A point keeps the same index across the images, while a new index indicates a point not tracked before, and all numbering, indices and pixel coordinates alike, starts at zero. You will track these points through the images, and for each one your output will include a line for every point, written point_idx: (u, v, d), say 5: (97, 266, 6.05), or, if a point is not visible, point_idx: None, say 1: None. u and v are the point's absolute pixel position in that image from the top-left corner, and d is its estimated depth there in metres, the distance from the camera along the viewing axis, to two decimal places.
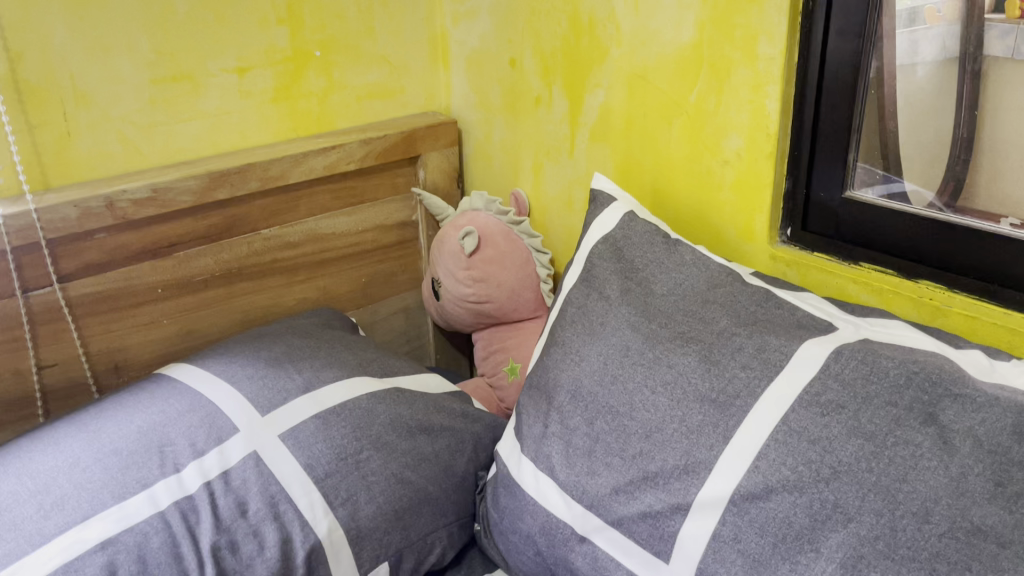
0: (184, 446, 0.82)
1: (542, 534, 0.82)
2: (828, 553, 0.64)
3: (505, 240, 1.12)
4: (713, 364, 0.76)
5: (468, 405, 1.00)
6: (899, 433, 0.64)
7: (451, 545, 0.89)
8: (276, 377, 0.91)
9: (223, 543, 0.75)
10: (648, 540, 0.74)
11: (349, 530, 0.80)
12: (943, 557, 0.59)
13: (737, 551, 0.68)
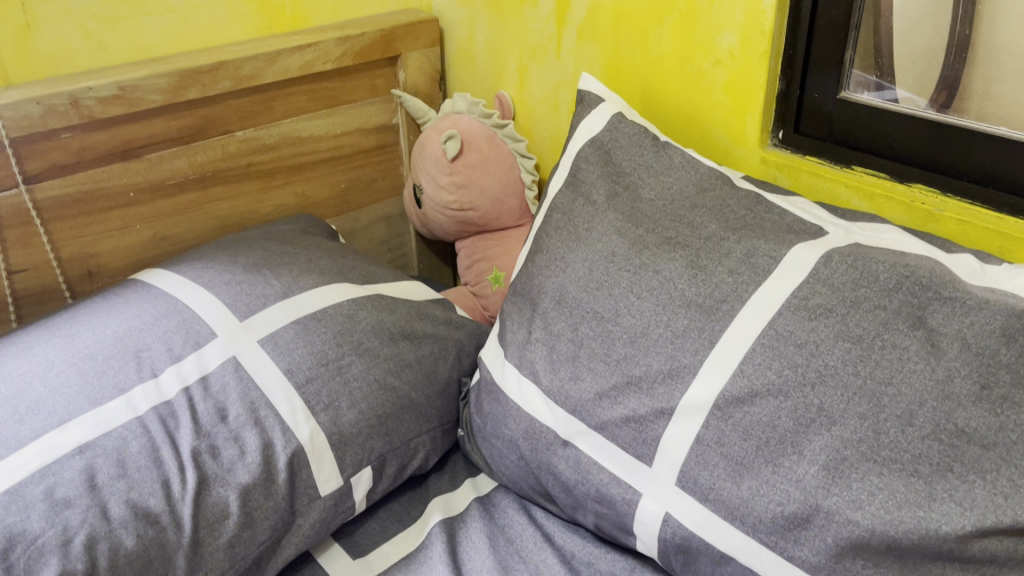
0: (161, 351, 0.80)
1: (525, 438, 0.82)
2: (811, 456, 0.64)
3: (488, 144, 1.09)
4: (700, 269, 0.74)
5: (451, 312, 0.99)
6: (887, 337, 0.64)
7: (435, 450, 0.90)
8: (254, 283, 0.89)
9: (204, 448, 0.75)
10: (631, 444, 0.74)
11: (331, 435, 0.80)
12: (925, 460, 0.60)
13: (720, 454, 0.68)
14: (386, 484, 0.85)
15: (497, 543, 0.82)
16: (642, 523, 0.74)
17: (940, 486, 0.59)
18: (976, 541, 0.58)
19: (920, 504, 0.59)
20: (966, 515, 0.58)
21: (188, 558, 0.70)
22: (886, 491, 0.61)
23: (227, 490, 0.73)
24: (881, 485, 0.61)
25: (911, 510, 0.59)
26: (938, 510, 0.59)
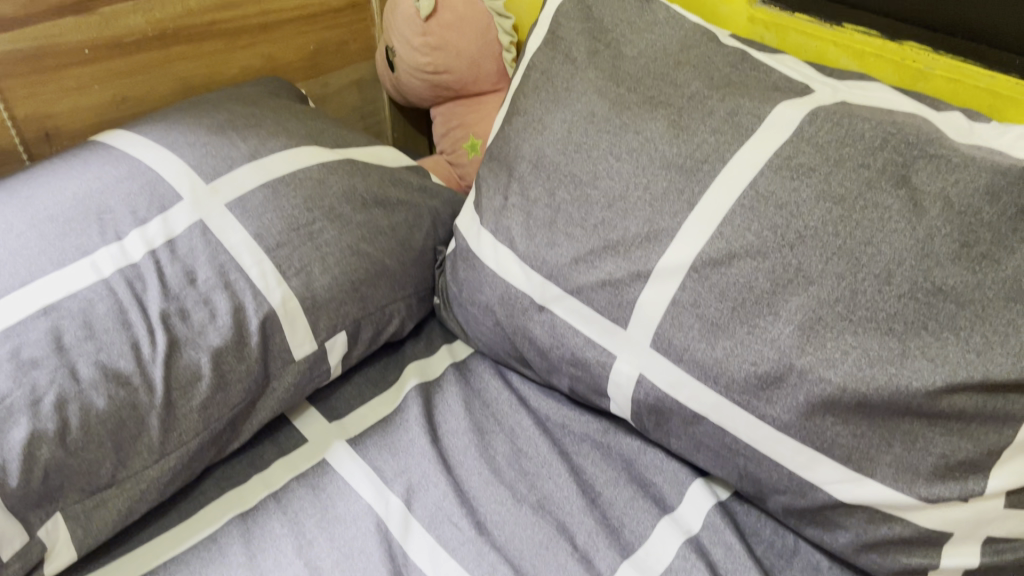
0: (125, 214, 0.78)
1: (501, 305, 0.81)
2: (787, 316, 0.64)
3: (463, 3, 1.03)
4: (681, 130, 0.72)
5: (426, 179, 0.96)
6: (870, 196, 0.63)
7: (410, 317, 0.89)
8: (220, 146, 0.86)
9: (173, 311, 0.73)
10: (607, 307, 0.73)
11: (304, 300, 0.78)
12: (900, 318, 0.60)
13: (696, 316, 0.68)
14: (362, 350, 0.84)
15: (473, 407, 0.83)
16: (617, 384, 0.74)
17: (913, 344, 0.59)
18: (945, 398, 0.58)
19: (892, 362, 0.60)
20: (937, 371, 0.58)
21: (161, 418, 0.70)
22: (859, 350, 0.61)
23: (199, 352, 0.72)
24: (855, 343, 0.61)
25: (883, 368, 0.60)
26: (909, 367, 0.59)
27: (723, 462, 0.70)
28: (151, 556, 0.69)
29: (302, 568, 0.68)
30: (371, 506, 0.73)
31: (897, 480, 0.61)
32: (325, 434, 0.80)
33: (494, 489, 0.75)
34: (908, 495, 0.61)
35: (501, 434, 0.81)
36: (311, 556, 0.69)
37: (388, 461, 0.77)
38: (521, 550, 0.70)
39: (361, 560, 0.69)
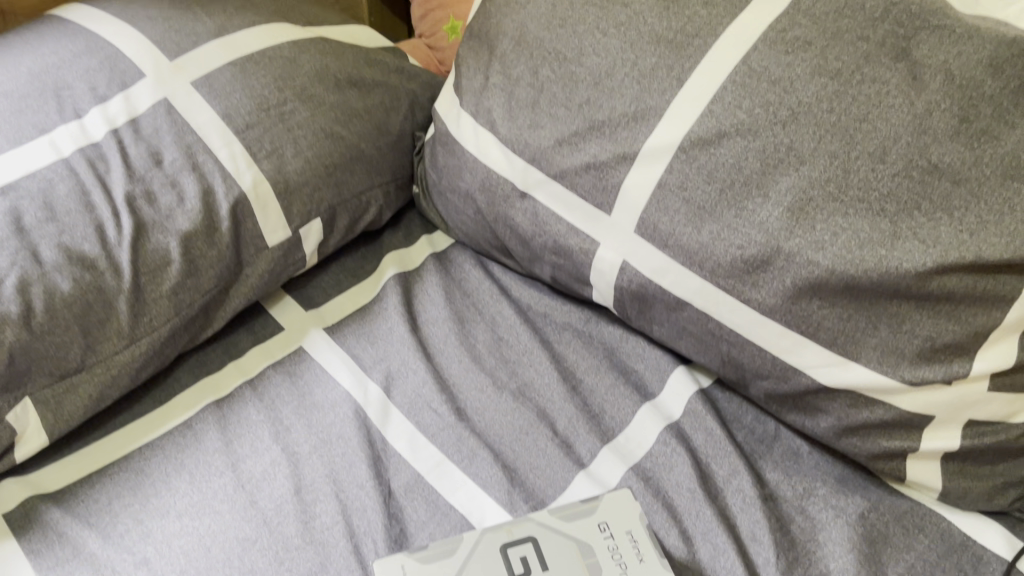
0: (83, 91, 0.74)
1: (481, 191, 0.78)
2: (776, 198, 0.62)
3: None
4: (672, 2, 0.68)
5: (403, 61, 0.92)
6: (867, 71, 0.60)
7: (388, 205, 0.87)
8: (183, 21, 0.81)
9: (139, 193, 0.70)
10: (591, 192, 0.70)
11: (276, 184, 0.75)
12: (893, 198, 0.58)
13: (682, 199, 0.66)
14: (338, 238, 0.82)
15: (453, 296, 0.81)
16: (600, 272, 0.72)
17: (905, 225, 0.57)
18: (935, 279, 0.57)
19: (883, 243, 0.58)
20: (928, 252, 0.56)
21: (130, 303, 0.67)
22: (850, 232, 0.59)
23: (168, 237, 0.70)
24: (846, 225, 0.59)
25: (873, 250, 0.58)
26: (900, 248, 0.57)
27: (706, 349, 0.69)
28: (126, 442, 0.68)
29: (280, 454, 0.68)
30: (349, 393, 0.72)
31: (881, 364, 0.60)
32: (300, 322, 0.78)
33: (473, 377, 0.74)
34: (891, 379, 0.60)
35: (482, 323, 0.79)
36: (289, 442, 0.69)
37: (366, 350, 0.76)
38: (500, 437, 0.70)
39: (340, 446, 0.68)
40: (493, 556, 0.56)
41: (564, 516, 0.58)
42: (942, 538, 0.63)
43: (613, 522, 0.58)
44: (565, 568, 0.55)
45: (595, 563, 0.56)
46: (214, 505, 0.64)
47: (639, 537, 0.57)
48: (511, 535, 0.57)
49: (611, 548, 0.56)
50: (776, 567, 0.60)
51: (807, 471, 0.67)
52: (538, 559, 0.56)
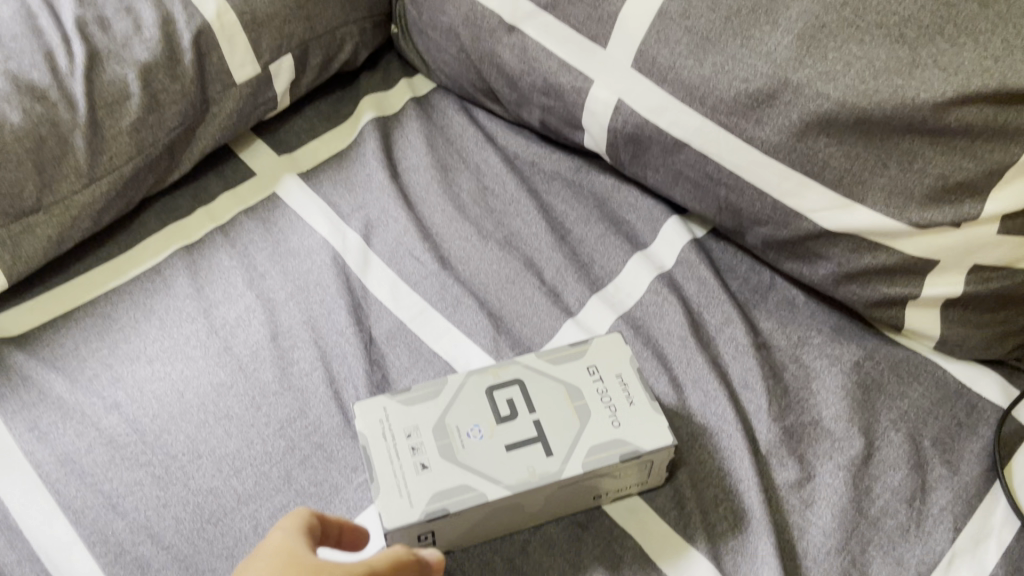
0: None
1: (466, 27, 0.72)
2: (786, 26, 0.57)
3: None
4: None
5: None
6: None
7: (365, 45, 0.80)
8: None
9: (91, 20, 0.65)
10: (586, 24, 0.65)
11: (242, 15, 0.69)
12: (913, 24, 0.54)
13: (684, 29, 0.60)
14: (310, 80, 0.76)
15: (435, 142, 0.77)
16: (592, 114, 0.67)
17: (925, 53, 0.53)
18: (952, 111, 0.53)
19: (900, 72, 0.54)
20: (948, 81, 0.53)
21: (86, 138, 0.63)
22: (864, 61, 0.55)
23: (125, 68, 0.64)
24: (860, 54, 0.55)
25: (888, 80, 0.54)
26: (918, 78, 0.53)
27: (703, 195, 0.66)
28: (92, 286, 0.65)
29: (255, 301, 0.65)
30: (327, 240, 0.68)
31: (887, 206, 0.57)
32: (273, 167, 0.74)
33: (457, 225, 0.70)
34: (897, 222, 0.57)
35: (466, 171, 0.75)
36: (264, 289, 0.65)
37: (344, 197, 0.72)
38: (486, 285, 0.67)
39: (318, 294, 0.65)
40: (478, 399, 0.54)
41: (551, 360, 0.56)
42: (937, 386, 0.61)
43: (603, 366, 0.55)
44: (553, 411, 0.53)
45: (584, 405, 0.54)
46: (186, 351, 0.61)
47: (629, 380, 0.55)
48: (497, 378, 0.55)
49: (600, 391, 0.54)
50: (768, 414, 0.59)
51: (802, 321, 0.65)
52: (525, 401, 0.54)
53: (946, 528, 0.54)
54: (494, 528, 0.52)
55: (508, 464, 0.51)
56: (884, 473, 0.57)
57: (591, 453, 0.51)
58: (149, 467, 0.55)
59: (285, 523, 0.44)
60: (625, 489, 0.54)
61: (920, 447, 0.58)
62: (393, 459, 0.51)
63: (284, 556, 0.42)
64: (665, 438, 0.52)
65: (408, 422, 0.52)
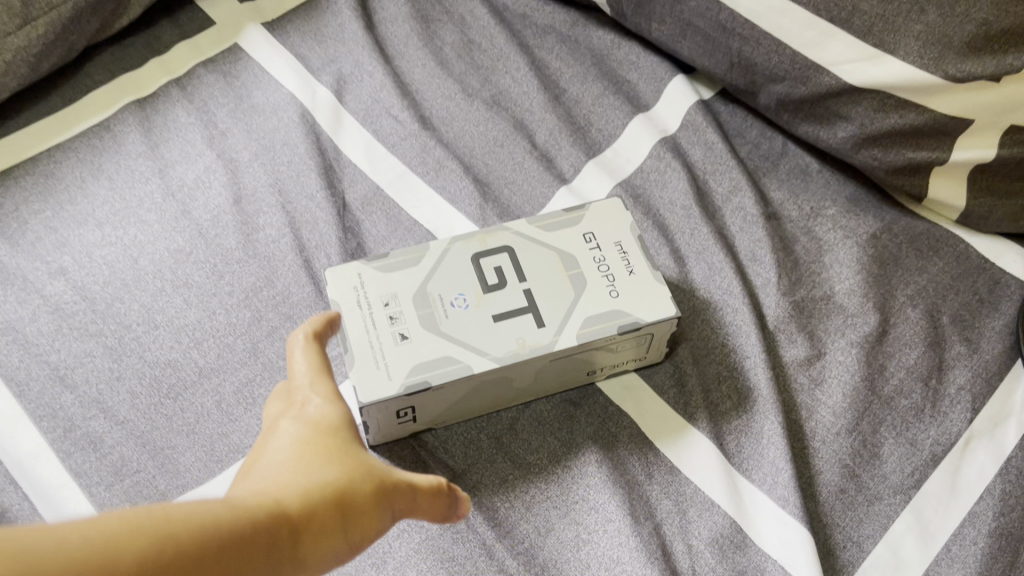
0: None
1: None
2: None
3: None
4: None
5: None
6: None
7: None
8: None
9: None
10: None
11: None
12: None
13: None
14: None
15: None
16: None
17: None
18: None
19: None
20: None
21: None
22: None
23: None
24: None
25: None
26: None
27: (714, 50, 0.59)
28: (33, 142, 0.58)
29: (216, 162, 0.58)
30: (294, 95, 0.61)
31: (921, 57, 0.51)
32: (235, 15, 0.66)
33: (440, 82, 0.64)
34: (932, 76, 0.51)
35: (450, 23, 0.67)
36: (226, 150, 0.59)
37: (313, 50, 0.65)
38: (471, 149, 0.61)
39: (285, 154, 0.59)
40: (464, 267, 0.49)
41: (544, 226, 0.51)
42: (957, 262, 0.56)
43: (600, 233, 0.50)
44: (544, 279, 0.48)
45: (579, 274, 0.48)
46: (140, 215, 0.56)
47: (629, 248, 0.49)
48: (484, 245, 0.50)
49: (597, 259, 0.49)
50: (777, 288, 0.54)
51: (815, 191, 0.60)
52: (514, 270, 0.49)
53: (963, 408, 0.50)
54: (479, 405, 0.48)
55: (495, 335, 0.46)
56: (900, 351, 0.53)
57: (587, 325, 0.46)
58: (100, 337, 0.50)
59: (318, 386, 0.38)
60: (621, 365, 0.50)
61: (939, 324, 0.54)
62: (369, 330, 0.46)
63: (325, 430, 0.35)
64: (668, 308, 0.47)
65: (386, 291, 0.47)
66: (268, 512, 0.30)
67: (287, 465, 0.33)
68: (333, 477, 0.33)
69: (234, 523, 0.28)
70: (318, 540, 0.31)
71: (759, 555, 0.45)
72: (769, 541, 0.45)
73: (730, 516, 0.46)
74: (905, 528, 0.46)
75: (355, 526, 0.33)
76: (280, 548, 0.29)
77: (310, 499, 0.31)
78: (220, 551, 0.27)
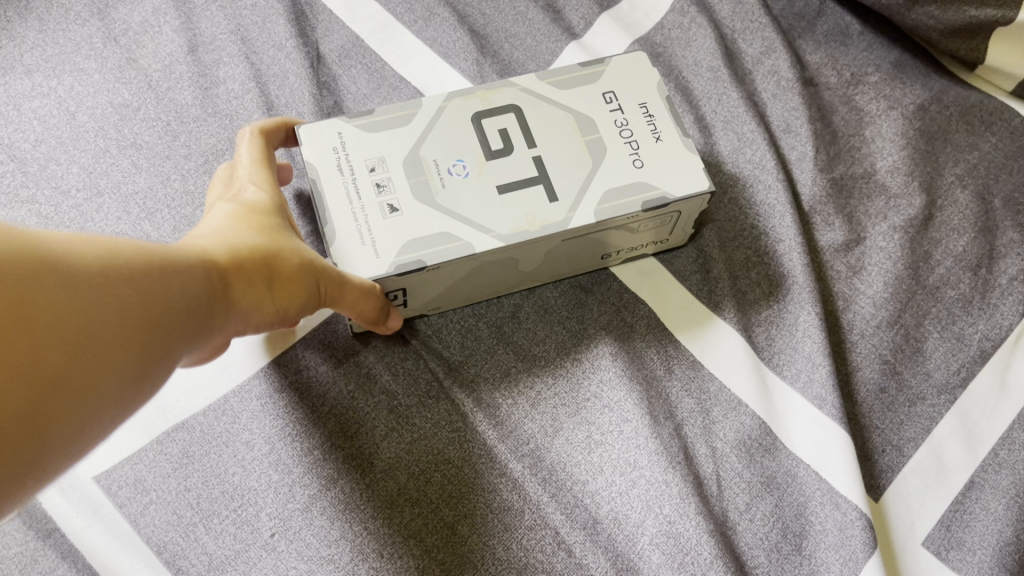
0: None
1: None
2: None
3: None
4: None
5: None
6: None
7: None
8: None
9: None
10: None
11: None
12: None
13: None
14: None
15: None
16: None
17: None
18: None
19: None
20: None
21: None
22: None
23: None
24: None
25: None
26: None
27: None
28: None
29: (166, 2, 0.50)
30: None
31: None
32: None
33: None
34: None
35: None
36: None
37: None
38: None
39: None
40: (463, 129, 0.41)
41: (556, 83, 0.43)
42: (1012, 137, 0.50)
43: (622, 92, 0.43)
44: (557, 144, 0.41)
45: (597, 140, 0.42)
46: (77, 61, 0.47)
47: (655, 111, 0.42)
48: (487, 103, 0.42)
49: (618, 123, 0.42)
50: (814, 164, 0.48)
51: (856, 54, 0.53)
52: (522, 134, 0.42)
53: (1015, 300, 0.45)
54: (479, 289, 0.42)
55: (500, 209, 0.39)
56: (947, 237, 0.47)
57: (606, 199, 0.40)
58: (33, 205, 0.43)
59: (256, 175, 0.38)
60: (640, 247, 0.44)
61: (989, 208, 0.48)
62: (353, 200, 0.39)
63: (257, 211, 0.35)
64: (701, 181, 0.40)
65: (372, 155, 0.40)
66: (204, 259, 0.30)
67: (219, 230, 0.33)
68: (262, 244, 0.33)
69: (174, 260, 0.28)
70: (246, 298, 0.32)
71: (790, 460, 0.40)
72: (803, 445, 0.41)
73: (759, 417, 0.41)
74: (949, 431, 0.42)
75: (283, 293, 0.34)
76: (216, 296, 0.30)
77: (238, 256, 0.32)
78: (168, 284, 0.28)
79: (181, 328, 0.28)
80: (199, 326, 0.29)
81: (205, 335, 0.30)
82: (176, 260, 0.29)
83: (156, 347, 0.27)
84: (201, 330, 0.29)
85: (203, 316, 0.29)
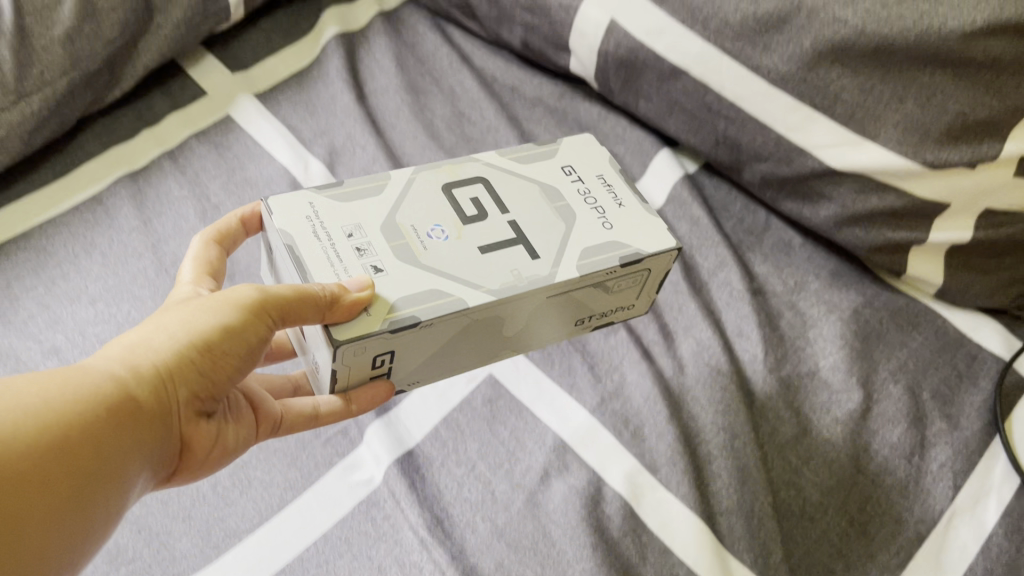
0: None
1: None
2: None
3: None
4: None
5: None
6: None
7: None
8: None
9: None
10: None
11: None
12: None
13: None
14: None
15: (406, 62, 0.71)
16: (581, 36, 0.63)
17: None
18: (981, 43, 0.49)
19: None
20: (980, 8, 0.48)
21: (13, 50, 0.56)
22: None
23: None
24: None
25: (913, 4, 0.50)
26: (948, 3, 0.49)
27: (698, 127, 0.61)
28: (27, 215, 0.58)
29: None
30: (288, 168, 0.62)
31: (901, 145, 0.53)
32: (225, 83, 0.67)
33: (431, 154, 0.65)
34: (911, 162, 0.53)
35: (440, 95, 0.70)
36: None
37: (306, 121, 0.66)
38: None
39: None
40: (438, 198, 0.48)
41: (518, 162, 0.51)
42: (936, 336, 0.58)
43: (577, 170, 0.51)
44: (527, 210, 0.48)
45: (566, 207, 0.49)
46: (133, 290, 0.56)
47: (609, 182, 0.51)
48: (456, 177, 0.49)
49: (580, 194, 0.50)
50: (764, 365, 0.56)
51: (798, 264, 0.62)
52: (492, 203, 0.48)
53: (946, 485, 0.52)
54: (460, 347, 0.46)
55: (485, 265, 0.44)
56: (883, 428, 0.54)
57: (586, 255, 0.46)
58: None
59: (198, 281, 0.46)
60: (609, 312, 0.52)
61: (920, 400, 0.55)
62: (334, 261, 0.43)
63: (185, 302, 0.43)
64: (666, 240, 0.48)
65: (347, 221, 0.45)
66: (122, 379, 0.38)
67: (145, 332, 0.40)
68: (180, 331, 0.40)
69: (90, 396, 0.37)
70: (178, 381, 0.40)
71: None
72: None
73: None
74: None
75: (214, 360, 0.40)
76: (138, 403, 0.38)
77: (158, 355, 0.39)
78: (88, 422, 0.36)
79: (110, 448, 0.36)
80: (129, 437, 0.38)
81: (141, 433, 0.38)
82: (91, 390, 0.37)
83: (97, 468, 0.36)
84: (133, 438, 0.38)
85: (129, 423, 0.38)
